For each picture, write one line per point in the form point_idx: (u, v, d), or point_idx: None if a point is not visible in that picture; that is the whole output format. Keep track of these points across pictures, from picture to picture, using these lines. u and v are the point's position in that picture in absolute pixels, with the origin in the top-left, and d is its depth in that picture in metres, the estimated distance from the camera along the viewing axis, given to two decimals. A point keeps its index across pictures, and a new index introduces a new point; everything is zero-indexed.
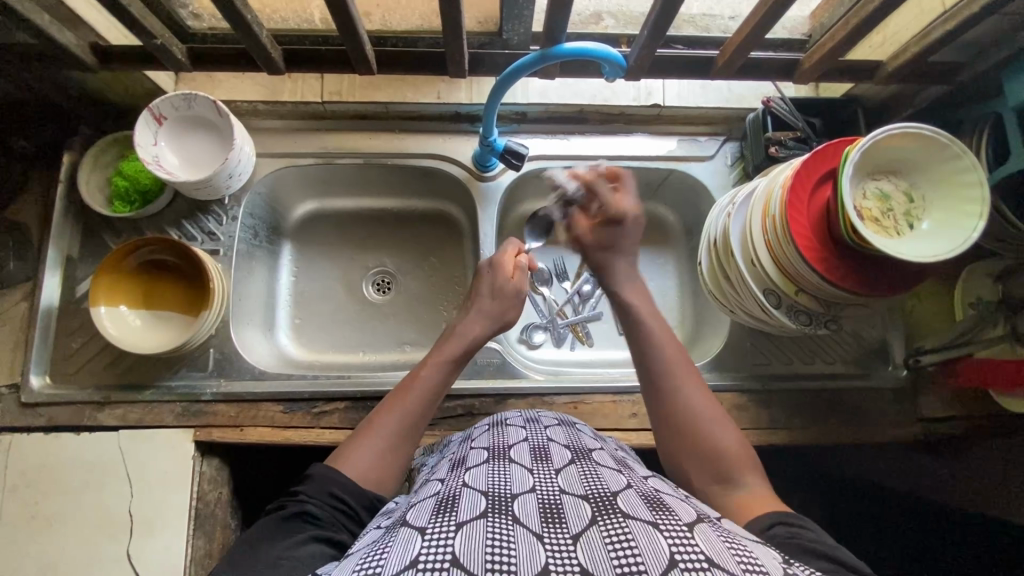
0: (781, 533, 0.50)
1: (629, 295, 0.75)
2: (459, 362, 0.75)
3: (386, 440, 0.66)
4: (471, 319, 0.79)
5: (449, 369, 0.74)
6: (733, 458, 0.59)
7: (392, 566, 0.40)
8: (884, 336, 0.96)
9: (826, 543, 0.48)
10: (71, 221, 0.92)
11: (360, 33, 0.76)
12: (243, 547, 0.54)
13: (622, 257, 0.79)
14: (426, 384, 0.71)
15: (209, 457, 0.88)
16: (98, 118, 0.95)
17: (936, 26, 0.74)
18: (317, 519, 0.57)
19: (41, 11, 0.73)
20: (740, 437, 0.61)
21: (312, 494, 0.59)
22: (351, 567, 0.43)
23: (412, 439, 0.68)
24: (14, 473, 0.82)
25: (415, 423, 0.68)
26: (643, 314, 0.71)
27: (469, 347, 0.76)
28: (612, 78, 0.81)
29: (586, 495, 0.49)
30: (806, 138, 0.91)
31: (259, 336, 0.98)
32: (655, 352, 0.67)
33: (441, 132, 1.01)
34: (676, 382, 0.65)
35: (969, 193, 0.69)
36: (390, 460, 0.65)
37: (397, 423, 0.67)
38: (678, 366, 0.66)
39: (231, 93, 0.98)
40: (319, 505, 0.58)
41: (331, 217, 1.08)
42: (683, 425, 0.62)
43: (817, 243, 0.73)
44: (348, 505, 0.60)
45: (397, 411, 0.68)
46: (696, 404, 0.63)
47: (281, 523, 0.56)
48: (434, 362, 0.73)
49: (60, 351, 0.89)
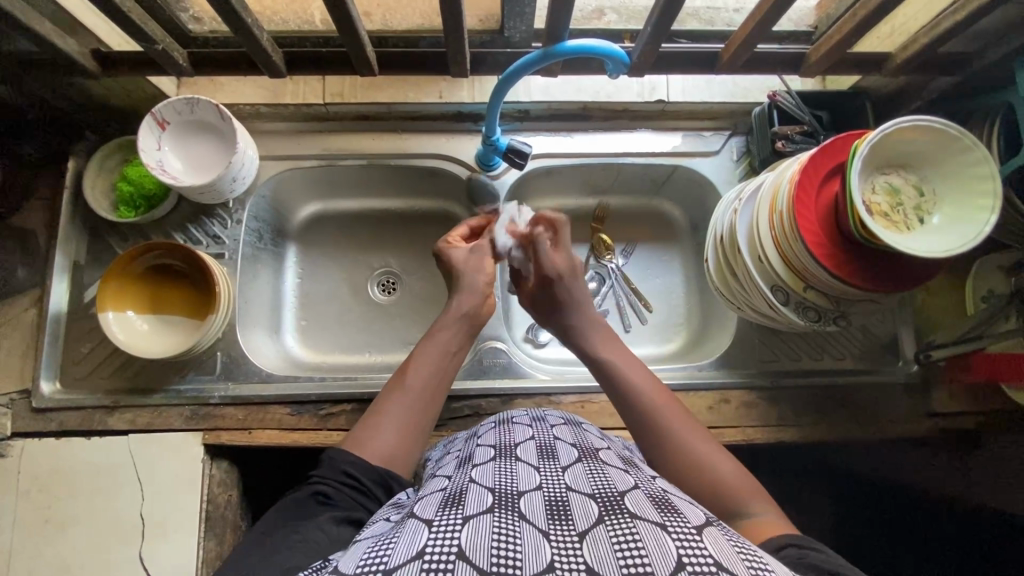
0: (792, 554, 0.49)
1: (605, 350, 0.75)
2: (457, 332, 0.76)
3: (395, 417, 0.67)
4: (460, 297, 0.79)
5: (449, 339, 0.75)
6: (741, 490, 0.58)
7: (399, 555, 0.40)
8: (894, 331, 0.95)
9: (837, 563, 0.47)
10: (78, 228, 0.92)
11: (360, 33, 0.75)
12: (261, 535, 0.55)
13: (574, 310, 0.79)
14: (424, 356, 0.72)
15: (219, 460, 0.88)
16: (103, 124, 0.95)
17: (945, 17, 0.73)
18: (332, 498, 0.60)
19: (44, 20, 0.73)
20: (736, 465, 0.61)
21: (325, 475, 0.62)
22: (357, 556, 0.42)
23: (424, 408, 0.69)
24: (26, 477, 0.83)
25: (423, 393, 0.69)
26: (626, 366, 0.72)
27: (465, 317, 0.77)
28: (615, 74, 0.78)
29: (593, 493, 0.48)
30: (813, 132, 0.90)
31: (267, 338, 0.99)
32: (640, 394, 0.68)
33: (446, 132, 1.00)
34: (669, 424, 0.65)
35: (980, 187, 0.67)
36: (403, 436, 0.66)
37: (402, 399, 0.68)
38: (665, 405, 0.67)
39: (233, 96, 0.98)
40: (333, 484, 0.61)
41: (335, 218, 1.08)
42: (688, 469, 0.61)
43: (826, 239, 0.72)
44: (358, 480, 0.61)
45: (398, 387, 0.69)
46: (693, 441, 0.63)
47: (297, 506, 0.59)
48: (429, 336, 0.75)
49: (70, 356, 0.90)
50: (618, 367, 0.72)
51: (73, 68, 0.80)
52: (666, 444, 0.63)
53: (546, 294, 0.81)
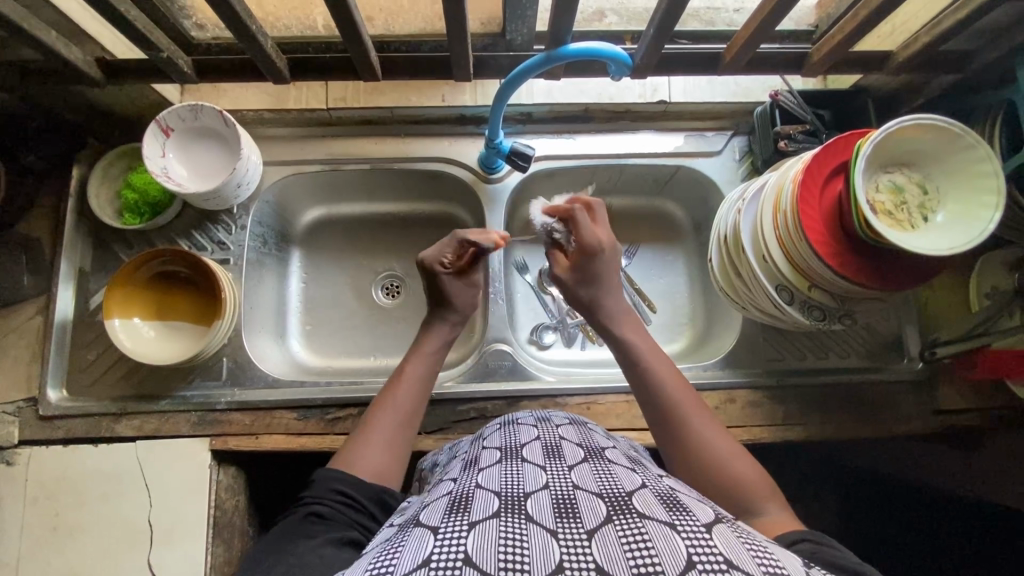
0: (805, 549, 0.49)
1: (625, 332, 0.75)
2: (441, 354, 0.80)
3: (390, 436, 0.70)
4: (441, 322, 0.82)
5: (434, 360, 0.79)
6: (760, 491, 0.59)
7: (405, 564, 0.40)
8: (899, 329, 0.95)
9: (852, 559, 0.47)
10: (83, 235, 0.93)
11: (364, 39, 0.76)
12: (257, 557, 0.54)
13: (604, 288, 0.77)
14: (412, 375, 0.76)
15: (226, 466, 0.89)
16: (107, 132, 0.95)
17: (946, 16, 0.74)
18: (326, 518, 0.59)
19: (48, 30, 0.73)
20: (754, 465, 0.61)
21: (318, 495, 0.61)
22: (363, 566, 0.43)
23: (410, 426, 0.72)
24: (33, 484, 0.84)
25: (410, 412, 0.73)
26: (644, 352, 0.72)
27: (446, 339, 0.81)
28: (619, 76, 0.78)
29: (600, 493, 0.48)
30: (815, 131, 0.90)
31: (271, 343, 0.99)
32: (658, 386, 0.69)
33: (448, 135, 1.00)
34: (685, 418, 0.66)
35: (983, 184, 0.68)
36: (393, 454, 0.69)
37: (391, 418, 0.71)
38: (681, 397, 0.67)
39: (237, 102, 1.00)
40: (327, 503, 0.61)
41: (339, 222, 1.08)
42: (700, 463, 0.62)
43: (829, 238, 0.72)
44: (354, 500, 0.62)
45: (387, 404, 0.72)
46: (708, 435, 0.64)
47: (291, 526, 0.58)
48: (418, 354, 0.78)
49: (77, 364, 0.90)
50: (637, 356, 0.72)
51: (77, 77, 0.80)
52: (686, 437, 0.64)
53: (588, 269, 0.76)
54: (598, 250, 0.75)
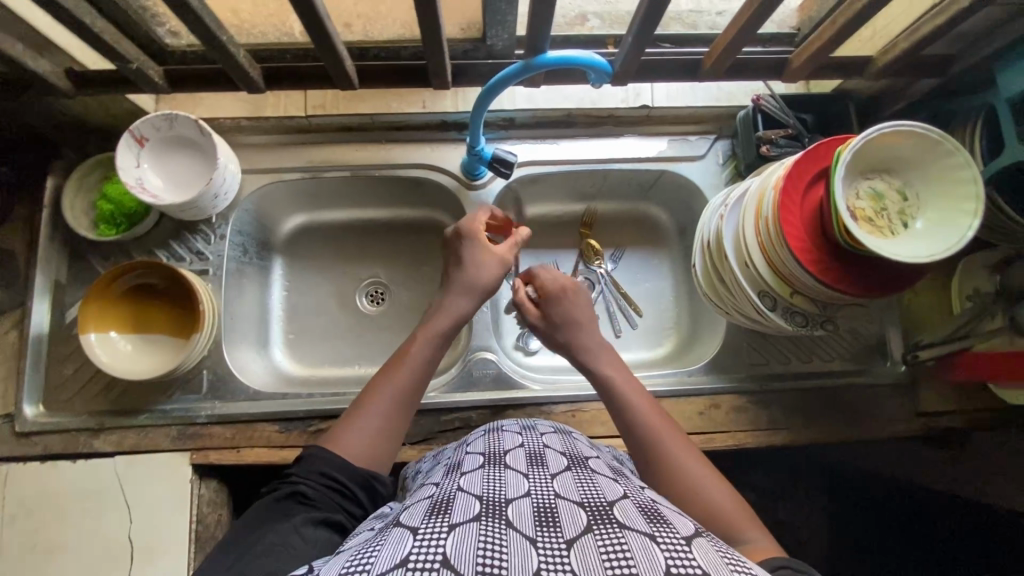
0: None
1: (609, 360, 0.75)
2: (448, 338, 0.76)
3: (381, 418, 0.68)
4: (456, 296, 0.77)
5: (438, 345, 0.74)
6: (733, 518, 0.58)
7: (382, 563, 0.39)
8: (882, 331, 0.95)
9: None
10: (58, 248, 0.91)
11: (338, 48, 0.75)
12: (239, 535, 0.55)
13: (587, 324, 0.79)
14: (415, 360, 0.72)
15: (208, 480, 0.88)
16: (82, 141, 0.94)
17: (926, 20, 0.74)
18: (310, 499, 0.60)
19: (14, 40, 0.72)
20: (732, 493, 0.60)
21: (303, 475, 0.62)
22: (341, 562, 0.42)
23: (403, 413, 0.69)
24: (11, 502, 0.82)
25: (406, 398, 0.70)
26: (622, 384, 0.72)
27: (459, 320, 0.76)
28: (597, 83, 0.78)
29: (582, 502, 0.48)
30: (798, 135, 0.89)
31: (253, 354, 0.98)
32: (636, 416, 0.69)
33: (430, 141, 0.99)
34: (664, 445, 0.65)
35: (964, 189, 0.67)
36: (377, 440, 0.67)
37: (387, 402, 0.68)
38: (659, 425, 0.67)
39: (213, 109, 0.99)
40: (313, 485, 0.61)
41: (320, 229, 1.07)
42: (679, 490, 0.61)
43: (811, 245, 0.72)
44: (340, 484, 0.63)
45: (385, 388, 0.69)
46: (688, 462, 0.63)
47: (274, 505, 0.59)
48: (422, 337, 0.74)
49: (53, 379, 0.88)
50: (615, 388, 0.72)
51: (47, 87, 0.79)
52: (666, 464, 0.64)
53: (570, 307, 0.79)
54: (562, 291, 0.81)
